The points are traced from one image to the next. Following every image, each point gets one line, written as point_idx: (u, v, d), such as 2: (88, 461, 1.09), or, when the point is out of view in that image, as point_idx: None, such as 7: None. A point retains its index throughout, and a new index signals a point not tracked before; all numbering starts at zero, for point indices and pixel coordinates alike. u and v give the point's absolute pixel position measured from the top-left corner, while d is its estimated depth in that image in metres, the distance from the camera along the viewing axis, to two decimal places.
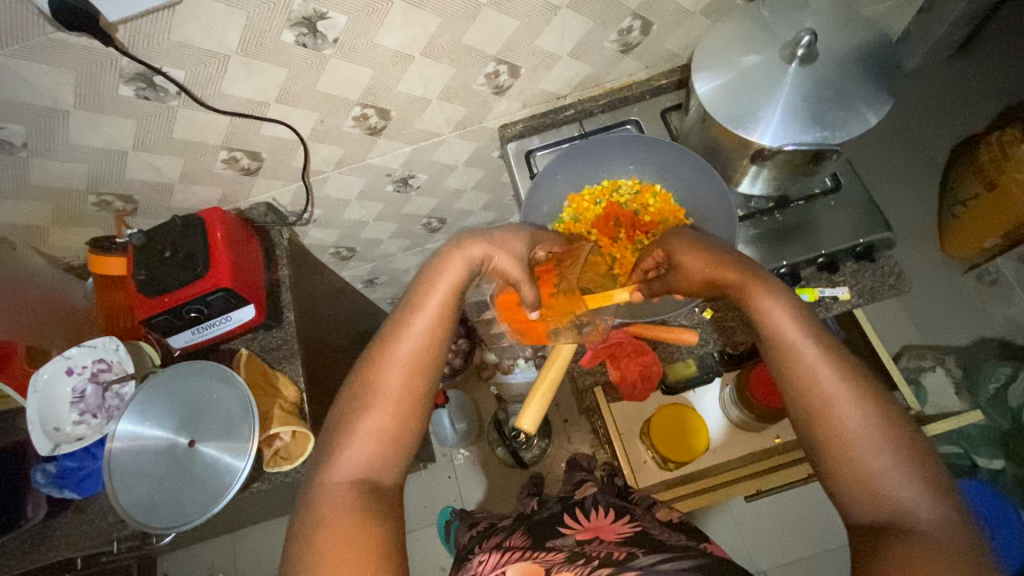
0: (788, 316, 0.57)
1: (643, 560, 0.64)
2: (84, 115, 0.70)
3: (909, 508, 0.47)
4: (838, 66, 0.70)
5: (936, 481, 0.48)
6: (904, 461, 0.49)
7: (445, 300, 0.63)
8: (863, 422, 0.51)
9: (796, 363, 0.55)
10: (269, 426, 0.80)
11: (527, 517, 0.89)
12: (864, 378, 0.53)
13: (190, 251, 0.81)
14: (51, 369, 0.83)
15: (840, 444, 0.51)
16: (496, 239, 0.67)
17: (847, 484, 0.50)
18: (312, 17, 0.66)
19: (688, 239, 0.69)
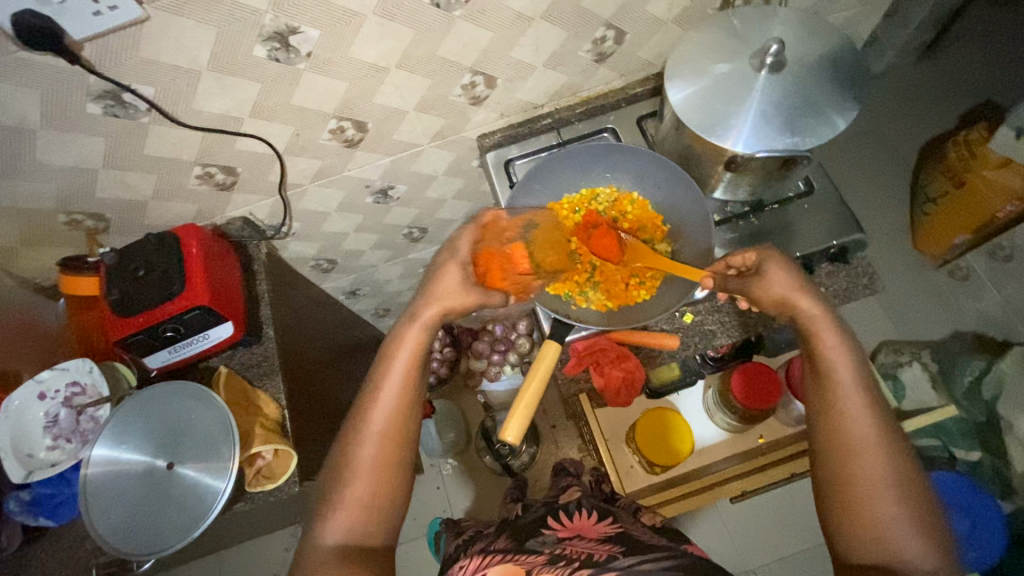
0: (842, 361, 0.62)
1: (622, 561, 0.65)
2: (51, 134, 0.69)
3: (912, 556, 0.53)
4: (807, 73, 0.72)
5: (937, 538, 0.54)
6: (914, 517, 0.55)
7: (409, 362, 0.65)
8: (889, 475, 0.56)
9: (841, 409, 0.60)
10: (251, 444, 0.80)
11: (511, 520, 0.89)
12: (896, 436, 0.58)
13: (165, 269, 0.80)
14: (23, 395, 0.81)
15: (864, 491, 0.56)
16: (444, 291, 0.68)
17: (860, 526, 0.56)
18: (284, 32, 0.66)
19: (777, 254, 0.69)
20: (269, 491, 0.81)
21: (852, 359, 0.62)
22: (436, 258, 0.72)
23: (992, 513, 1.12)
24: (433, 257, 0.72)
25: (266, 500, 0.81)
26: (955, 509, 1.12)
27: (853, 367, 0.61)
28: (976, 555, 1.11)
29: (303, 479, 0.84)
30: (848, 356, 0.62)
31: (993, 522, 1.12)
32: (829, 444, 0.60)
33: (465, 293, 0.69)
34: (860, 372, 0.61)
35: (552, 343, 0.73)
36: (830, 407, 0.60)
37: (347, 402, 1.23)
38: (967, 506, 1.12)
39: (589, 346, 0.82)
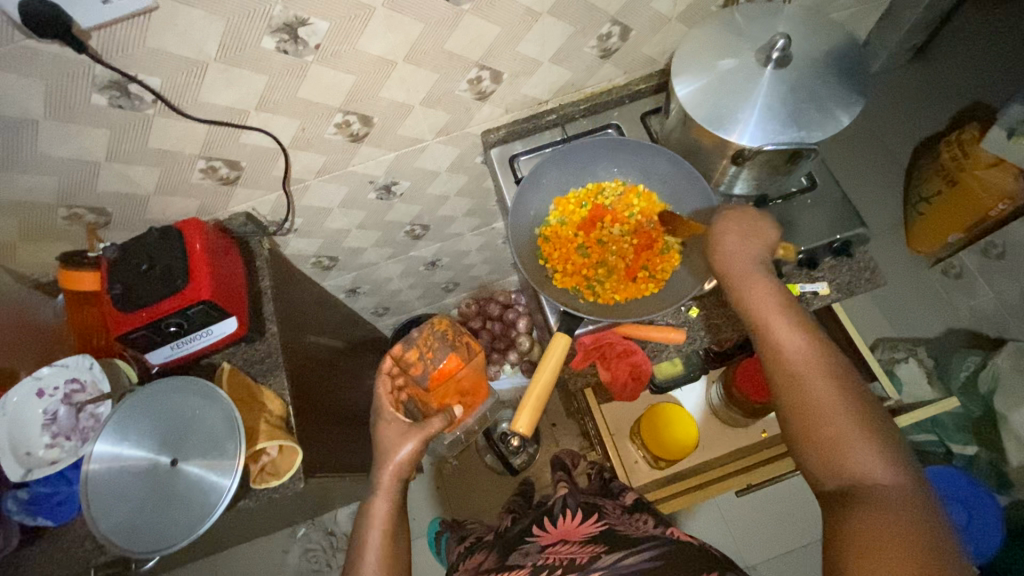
0: (767, 302, 0.67)
1: (605, 559, 0.68)
2: (54, 126, 0.68)
3: (869, 473, 0.55)
4: (811, 68, 0.72)
5: (892, 450, 0.55)
6: (865, 431, 0.56)
7: (383, 523, 0.77)
8: (833, 395, 0.59)
9: (775, 341, 0.65)
10: (255, 441, 0.79)
11: (503, 534, 0.94)
12: (833, 358, 0.62)
13: (168, 264, 0.79)
14: (20, 393, 0.79)
15: (812, 415, 0.59)
16: (390, 452, 0.81)
17: (819, 453, 0.58)
18: (293, 24, 0.66)
19: (731, 220, 0.72)
20: (273, 488, 0.81)
21: (777, 296, 0.67)
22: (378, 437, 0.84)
23: (988, 508, 1.12)
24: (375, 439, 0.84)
25: (270, 497, 0.81)
26: (950, 501, 1.12)
27: (781, 305, 0.66)
28: (974, 548, 1.11)
29: (308, 475, 0.83)
30: (777, 294, 0.67)
31: (989, 517, 1.12)
32: (776, 378, 0.64)
33: (408, 441, 0.82)
34: (788, 306, 0.66)
35: (560, 335, 0.76)
36: (766, 342, 0.65)
37: (348, 399, 1.22)
38: (963, 498, 1.13)
39: (596, 343, 0.83)
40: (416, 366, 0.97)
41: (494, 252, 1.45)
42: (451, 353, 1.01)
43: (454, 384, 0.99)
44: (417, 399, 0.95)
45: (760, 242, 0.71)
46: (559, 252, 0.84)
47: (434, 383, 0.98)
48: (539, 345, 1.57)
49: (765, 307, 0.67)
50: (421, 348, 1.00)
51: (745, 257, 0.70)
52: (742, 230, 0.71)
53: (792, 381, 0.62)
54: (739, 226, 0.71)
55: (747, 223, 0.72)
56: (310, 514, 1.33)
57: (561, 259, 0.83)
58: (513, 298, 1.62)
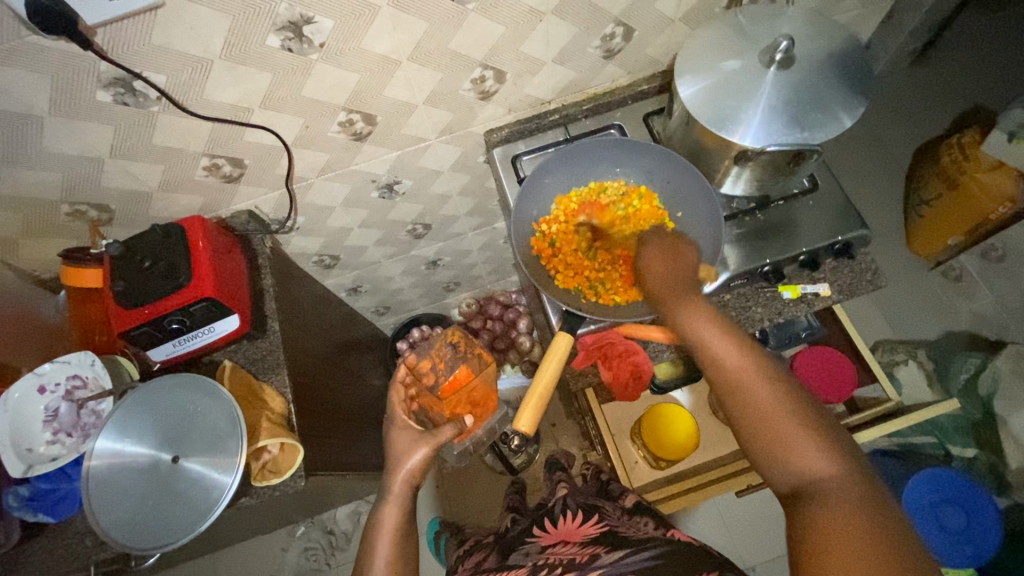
0: (697, 316, 0.68)
1: (605, 558, 0.68)
2: (58, 122, 0.68)
3: (818, 469, 0.55)
4: (815, 70, 0.73)
5: (834, 442, 0.57)
6: (807, 428, 0.58)
7: (392, 531, 0.77)
8: (770, 399, 0.60)
9: (709, 353, 0.66)
10: (257, 438, 0.79)
11: (502, 536, 0.94)
12: (766, 362, 0.63)
13: (170, 260, 0.79)
14: (22, 389, 0.80)
15: (756, 421, 0.60)
16: (401, 459, 0.82)
17: (769, 456, 0.58)
18: (299, 22, 0.66)
19: (659, 247, 0.75)
20: (274, 486, 0.81)
21: (706, 308, 0.68)
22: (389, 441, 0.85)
23: (987, 512, 1.12)
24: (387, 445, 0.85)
25: (271, 495, 0.80)
26: (949, 503, 1.13)
27: (709, 317, 0.67)
28: (975, 550, 1.11)
29: (309, 473, 0.83)
30: (706, 308, 0.68)
31: (990, 519, 1.12)
32: (717, 390, 0.64)
33: (419, 447, 0.82)
34: (718, 317, 0.68)
35: (564, 335, 0.76)
36: (701, 356, 0.66)
37: (349, 398, 1.22)
38: (962, 500, 1.13)
39: (596, 342, 0.83)
40: (429, 375, 0.98)
41: (496, 252, 1.45)
42: (461, 365, 1.00)
43: (466, 394, 0.97)
44: (428, 408, 0.94)
45: (686, 261, 0.74)
46: (560, 254, 0.84)
47: (446, 393, 0.97)
48: (539, 345, 1.57)
49: (697, 320, 0.67)
50: (433, 358, 1.00)
51: (672, 273, 0.72)
52: (671, 252, 0.74)
53: (733, 391, 0.62)
54: (669, 250, 0.75)
55: (674, 248, 0.75)
56: (310, 512, 1.33)
57: (562, 259, 0.84)
58: (514, 298, 1.63)
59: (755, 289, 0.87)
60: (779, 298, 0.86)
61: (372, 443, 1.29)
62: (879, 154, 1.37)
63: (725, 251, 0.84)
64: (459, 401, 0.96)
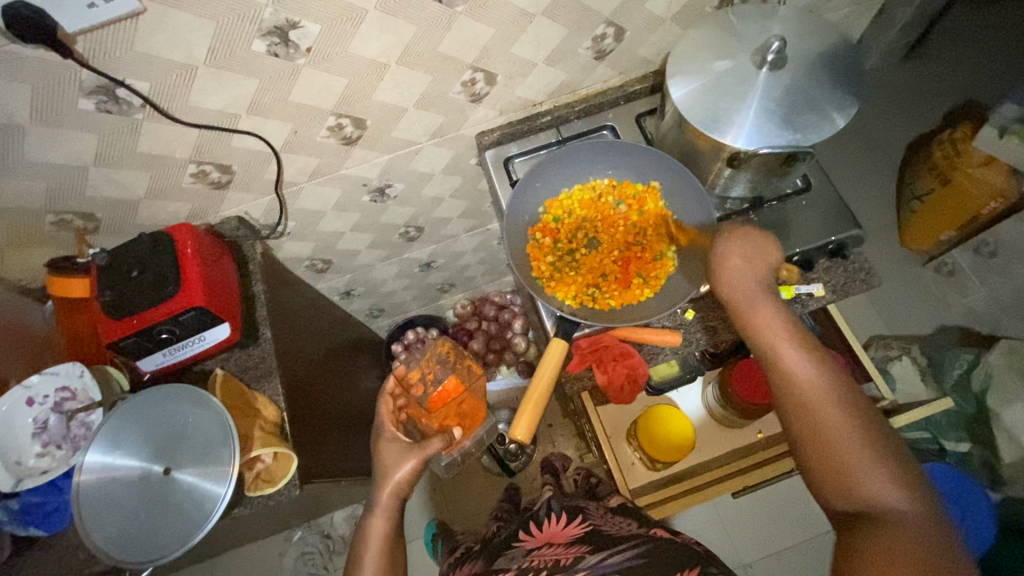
0: (776, 332, 0.66)
1: (589, 559, 0.69)
2: (41, 131, 0.67)
3: (885, 498, 0.55)
4: (808, 71, 0.72)
5: (904, 475, 0.56)
6: (884, 461, 0.57)
7: (380, 545, 0.78)
8: (843, 423, 0.59)
9: (785, 370, 0.64)
10: (250, 448, 0.78)
11: (489, 541, 0.93)
12: (846, 386, 0.62)
13: (159, 270, 0.78)
14: (10, 402, 0.79)
15: (826, 442, 0.59)
16: (390, 470, 0.81)
17: (831, 477, 0.58)
18: (284, 27, 0.65)
19: (743, 245, 0.71)
20: (269, 495, 0.80)
21: (785, 322, 0.67)
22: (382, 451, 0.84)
23: (981, 510, 1.13)
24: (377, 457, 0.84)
25: (265, 504, 0.80)
26: (942, 498, 1.13)
27: (790, 333, 0.66)
28: (970, 544, 1.12)
29: (303, 481, 0.83)
30: (784, 319, 0.67)
31: (982, 513, 1.13)
32: (786, 405, 0.63)
33: (408, 460, 0.81)
34: (798, 333, 0.66)
35: (557, 341, 0.75)
36: (775, 372, 0.65)
37: (344, 403, 1.21)
38: (954, 494, 1.14)
39: (593, 345, 0.82)
40: (418, 387, 0.98)
41: (490, 253, 1.44)
42: (451, 375, 1.00)
43: (455, 406, 0.96)
44: (415, 419, 0.93)
45: (765, 268, 0.70)
46: (557, 261, 0.84)
47: (435, 405, 0.96)
48: (535, 346, 1.57)
49: (774, 334, 0.66)
50: (423, 369, 1.00)
51: (751, 279, 0.70)
52: (760, 256, 0.71)
53: (805, 408, 0.61)
54: (750, 251, 0.71)
55: (763, 249, 0.71)
56: (306, 518, 1.32)
57: (558, 264, 0.84)
58: (509, 298, 1.62)
59: None
60: (775, 298, 0.85)
61: (367, 447, 1.29)
62: (871, 151, 1.38)
63: None
64: (446, 414, 0.94)
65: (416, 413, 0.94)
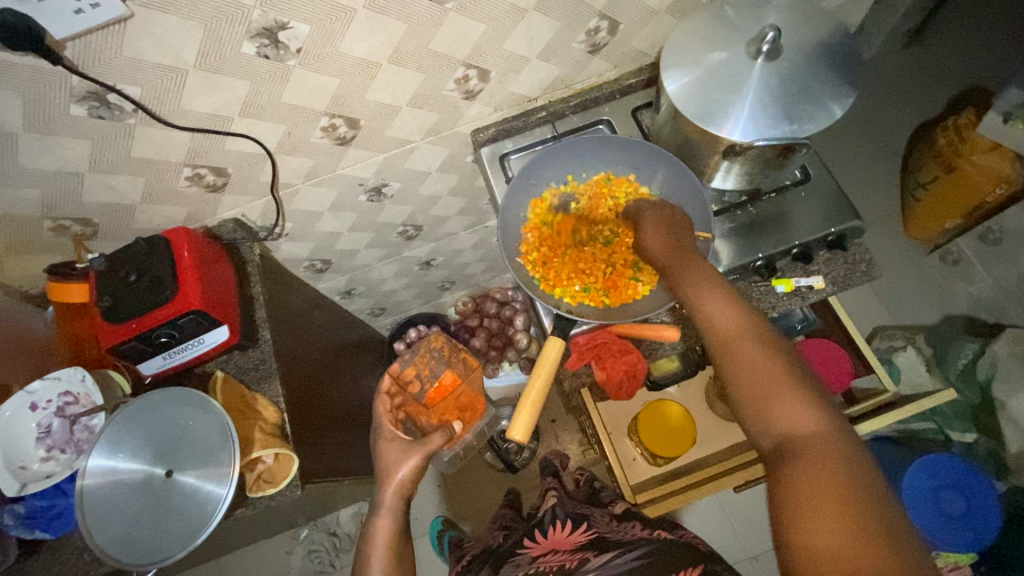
0: (697, 284, 0.67)
1: (594, 562, 0.74)
2: (34, 139, 0.67)
3: (801, 427, 0.54)
4: (803, 60, 0.71)
5: (823, 401, 0.55)
6: (798, 390, 0.56)
7: (386, 545, 0.78)
8: (761, 357, 0.59)
9: (707, 318, 0.65)
10: (251, 450, 0.78)
11: (494, 548, 0.96)
12: (761, 324, 0.62)
13: (156, 275, 0.78)
14: (13, 407, 0.79)
15: (745, 379, 0.59)
16: (391, 468, 0.81)
17: (753, 416, 0.57)
18: (273, 28, 0.64)
19: (662, 221, 0.74)
20: (271, 496, 0.80)
21: (709, 272, 0.68)
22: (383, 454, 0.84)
23: (987, 496, 1.12)
24: (378, 457, 0.84)
25: (268, 505, 0.80)
26: (947, 490, 1.13)
27: (711, 280, 0.67)
28: (974, 536, 1.12)
29: (305, 482, 0.83)
30: (703, 269, 0.68)
31: (990, 504, 1.12)
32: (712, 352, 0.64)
33: (409, 458, 0.81)
34: (718, 282, 0.67)
35: (554, 340, 0.74)
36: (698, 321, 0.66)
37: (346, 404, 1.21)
38: (961, 484, 1.13)
39: (591, 342, 0.82)
40: (414, 383, 1.00)
41: (489, 250, 1.44)
42: (447, 370, 1.03)
43: (453, 400, 0.99)
44: (414, 416, 0.95)
45: (683, 229, 0.73)
46: (552, 246, 0.83)
47: (434, 400, 0.99)
48: (536, 342, 1.57)
49: (697, 282, 0.67)
50: (418, 365, 1.03)
51: (673, 242, 0.71)
52: (676, 232, 0.72)
53: (727, 349, 0.62)
54: (667, 227, 0.73)
55: (678, 224, 0.73)
56: (311, 517, 1.33)
57: (554, 264, 0.82)
58: (509, 295, 1.62)
59: (748, 284, 0.86)
60: (773, 292, 0.85)
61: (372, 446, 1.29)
62: (873, 140, 1.36)
63: (716, 246, 0.83)
64: (447, 410, 0.97)
65: (418, 413, 0.96)
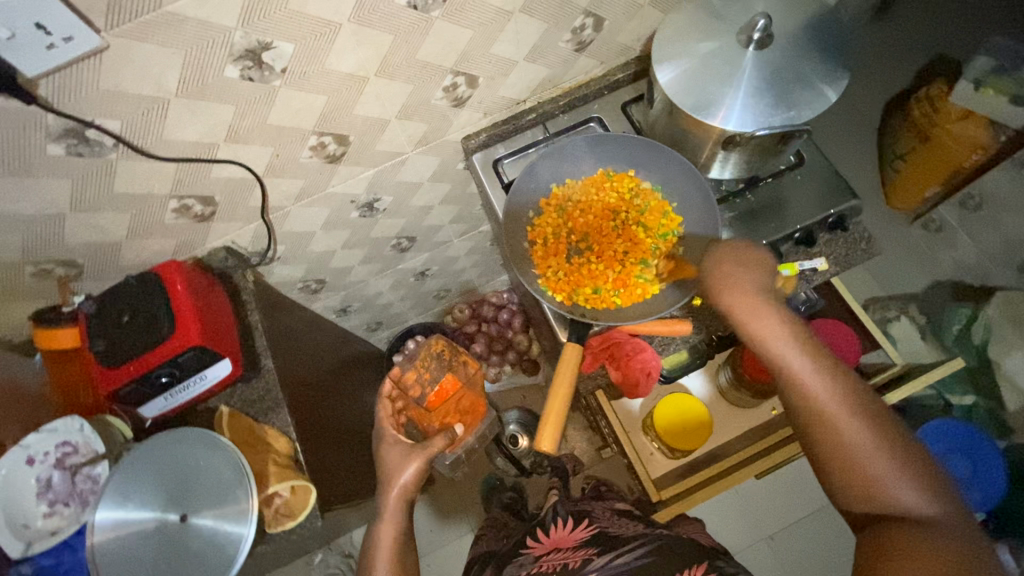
0: (788, 348, 0.66)
1: (597, 561, 0.75)
2: (10, 182, 0.63)
3: (902, 500, 0.59)
4: (794, 45, 0.71)
5: (922, 473, 0.60)
6: (900, 465, 0.60)
7: (391, 549, 0.80)
8: (859, 430, 0.62)
9: (798, 382, 0.65)
10: (267, 484, 0.77)
11: (496, 552, 0.96)
12: (857, 391, 0.64)
13: (149, 314, 0.76)
14: (9, 464, 0.75)
15: (846, 449, 0.62)
16: (394, 475, 0.83)
17: (851, 484, 0.61)
18: (256, 49, 0.62)
19: (740, 264, 0.70)
20: (290, 529, 0.78)
21: (792, 332, 0.67)
22: (384, 464, 0.86)
23: (990, 457, 1.14)
24: (381, 467, 0.86)
25: (288, 539, 0.78)
26: (952, 454, 1.15)
27: (799, 342, 0.66)
28: (981, 497, 1.14)
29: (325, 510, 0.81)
30: (789, 327, 0.67)
31: (993, 465, 1.14)
32: (803, 418, 0.65)
33: (412, 464, 0.83)
34: (806, 342, 0.67)
35: (571, 346, 0.73)
36: (788, 381, 0.66)
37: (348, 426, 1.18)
38: (964, 448, 1.15)
39: (602, 343, 0.82)
40: (415, 388, 0.95)
41: (483, 255, 1.42)
42: (448, 373, 0.96)
43: (455, 405, 0.95)
44: (416, 421, 0.93)
45: (763, 273, 0.70)
46: (555, 251, 0.82)
47: (434, 405, 0.94)
48: (536, 342, 1.56)
49: (785, 344, 0.66)
50: (418, 368, 0.96)
51: (757, 291, 0.68)
52: (756, 279, 0.69)
53: (822, 417, 0.63)
54: (748, 272, 0.70)
55: (757, 269, 0.70)
56: (325, 542, 1.30)
57: (562, 265, 0.81)
58: (505, 297, 1.61)
59: None
60: (777, 276, 0.85)
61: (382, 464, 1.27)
62: None
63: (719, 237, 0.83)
64: (449, 415, 0.94)
65: (421, 416, 0.94)
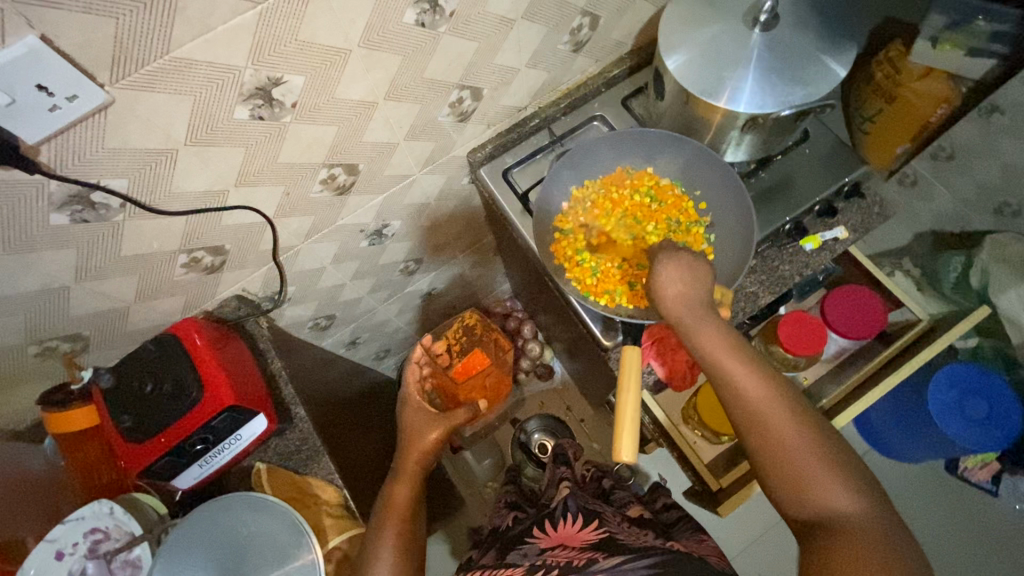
0: (723, 350, 0.62)
1: (602, 563, 0.62)
2: (10, 260, 0.58)
3: (839, 505, 0.53)
4: (797, 24, 0.72)
5: (857, 479, 0.54)
6: (835, 469, 0.54)
7: (405, 509, 0.72)
8: (795, 430, 0.57)
9: (733, 384, 0.61)
10: (325, 538, 0.73)
11: (505, 532, 0.89)
12: (787, 393, 0.59)
13: (176, 378, 0.73)
14: (36, 562, 0.67)
15: (777, 451, 0.56)
16: (418, 437, 0.84)
17: (786, 488, 0.55)
18: (267, 86, 0.59)
19: (680, 266, 0.66)
20: None
21: (728, 336, 0.63)
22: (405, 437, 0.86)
23: (1006, 396, 1.17)
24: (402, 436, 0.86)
25: None
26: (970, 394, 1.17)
27: (736, 347, 0.62)
28: (1002, 434, 1.17)
29: None
30: (722, 330, 0.63)
31: (1009, 401, 1.17)
32: (736, 421, 0.60)
33: (435, 428, 0.86)
34: (740, 346, 0.63)
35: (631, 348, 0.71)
36: (723, 385, 0.61)
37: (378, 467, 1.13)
38: (982, 391, 1.17)
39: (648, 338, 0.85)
40: (444, 356, 1.03)
41: (486, 267, 1.40)
42: (476, 349, 1.07)
43: (480, 377, 1.05)
44: (440, 389, 0.98)
45: (703, 279, 0.66)
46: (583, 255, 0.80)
47: (460, 376, 1.02)
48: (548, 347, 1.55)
49: (716, 346, 0.62)
50: (449, 340, 1.07)
51: (694, 293, 0.65)
52: (700, 281, 0.66)
53: (753, 419, 0.58)
54: (687, 271, 0.66)
55: (698, 271, 0.66)
56: None
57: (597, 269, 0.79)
58: (511, 306, 1.59)
59: (778, 248, 0.87)
60: (802, 251, 0.87)
61: None
62: None
63: None
64: (474, 386, 1.03)
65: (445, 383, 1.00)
